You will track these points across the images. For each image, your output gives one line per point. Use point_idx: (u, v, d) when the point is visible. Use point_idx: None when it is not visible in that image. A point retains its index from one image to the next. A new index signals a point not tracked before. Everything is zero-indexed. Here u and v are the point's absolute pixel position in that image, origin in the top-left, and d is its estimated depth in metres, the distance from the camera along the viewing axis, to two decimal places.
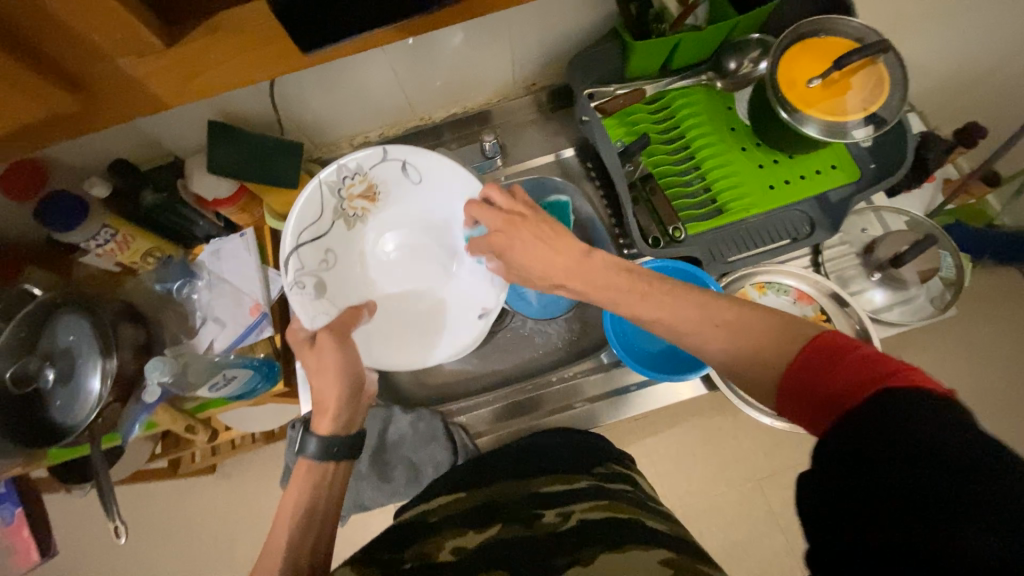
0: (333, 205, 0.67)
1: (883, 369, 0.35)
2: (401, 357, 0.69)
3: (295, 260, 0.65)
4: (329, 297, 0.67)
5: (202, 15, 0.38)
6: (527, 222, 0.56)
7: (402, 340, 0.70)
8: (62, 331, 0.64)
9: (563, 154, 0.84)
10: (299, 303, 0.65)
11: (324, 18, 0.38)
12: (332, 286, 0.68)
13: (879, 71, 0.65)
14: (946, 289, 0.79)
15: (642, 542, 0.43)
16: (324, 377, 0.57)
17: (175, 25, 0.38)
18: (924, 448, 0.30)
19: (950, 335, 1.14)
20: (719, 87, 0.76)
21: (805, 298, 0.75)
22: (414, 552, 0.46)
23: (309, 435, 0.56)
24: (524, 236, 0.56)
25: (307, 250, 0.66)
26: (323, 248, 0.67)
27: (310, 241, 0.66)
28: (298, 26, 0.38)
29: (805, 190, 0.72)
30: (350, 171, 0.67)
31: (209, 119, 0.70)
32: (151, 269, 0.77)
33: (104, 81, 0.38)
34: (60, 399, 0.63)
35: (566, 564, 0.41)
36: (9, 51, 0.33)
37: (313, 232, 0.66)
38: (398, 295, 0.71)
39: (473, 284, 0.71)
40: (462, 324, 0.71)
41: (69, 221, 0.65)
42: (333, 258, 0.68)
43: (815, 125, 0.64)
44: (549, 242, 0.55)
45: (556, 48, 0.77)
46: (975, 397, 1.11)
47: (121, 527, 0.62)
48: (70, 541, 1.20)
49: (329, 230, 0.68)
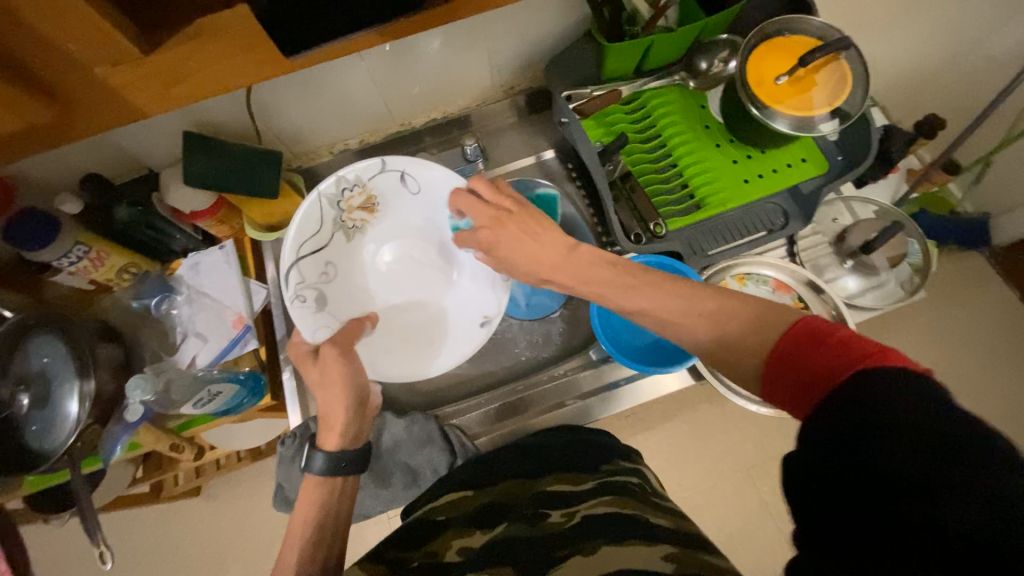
0: (333, 217, 0.68)
1: (863, 350, 0.36)
2: (404, 368, 0.67)
3: (295, 274, 0.65)
4: (330, 310, 0.67)
5: (178, 21, 0.38)
6: (514, 217, 0.57)
7: (404, 351, 0.68)
8: (36, 353, 0.62)
9: (544, 156, 0.86)
10: (300, 316, 0.64)
11: (305, 23, 0.38)
12: (333, 299, 0.68)
13: (842, 67, 0.68)
14: (914, 273, 0.83)
15: (644, 536, 0.44)
16: (330, 392, 0.56)
17: (152, 34, 0.37)
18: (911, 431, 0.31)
19: (922, 319, 1.18)
20: (691, 87, 0.79)
21: (784, 288, 0.78)
22: (423, 551, 0.48)
23: (315, 452, 0.56)
24: (512, 234, 0.57)
25: (307, 262, 0.66)
26: (323, 260, 0.67)
27: (310, 254, 0.66)
28: (279, 32, 0.38)
29: (777, 184, 0.75)
30: (350, 183, 0.67)
31: (184, 130, 0.69)
32: (128, 287, 0.75)
33: (80, 91, 0.38)
34: (35, 424, 0.60)
35: (568, 553, 0.42)
36: None
37: (313, 245, 0.66)
38: (400, 307, 0.70)
39: (474, 293, 0.71)
40: (464, 334, 0.69)
41: (40, 240, 0.63)
42: (334, 270, 0.68)
43: (785, 120, 0.67)
44: (534, 237, 0.57)
45: (533, 53, 0.78)
46: (950, 378, 1.15)
47: (108, 552, 0.59)
48: (48, 574, 1.15)
49: (329, 242, 0.68)
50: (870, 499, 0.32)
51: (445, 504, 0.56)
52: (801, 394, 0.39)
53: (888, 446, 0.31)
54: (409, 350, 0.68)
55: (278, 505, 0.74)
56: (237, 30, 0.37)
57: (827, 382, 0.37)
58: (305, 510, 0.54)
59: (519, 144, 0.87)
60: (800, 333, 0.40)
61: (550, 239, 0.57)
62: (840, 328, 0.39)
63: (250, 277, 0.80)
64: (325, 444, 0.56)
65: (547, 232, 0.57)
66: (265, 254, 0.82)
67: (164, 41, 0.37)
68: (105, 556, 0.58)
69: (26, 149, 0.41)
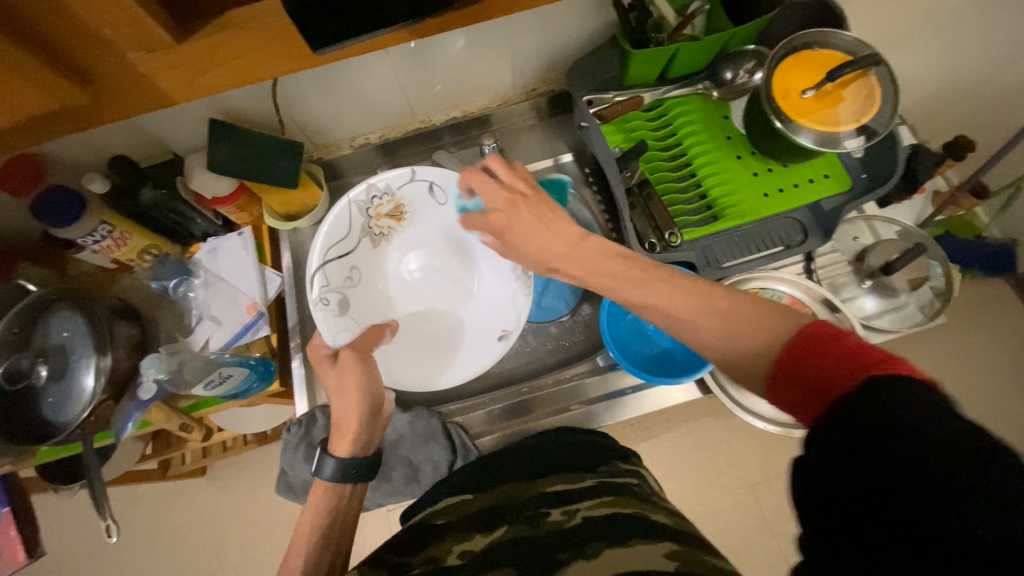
0: (361, 222, 0.69)
1: (870, 356, 0.36)
2: (421, 377, 0.67)
3: (321, 276, 0.66)
4: (351, 314, 0.67)
5: (213, 13, 0.39)
6: (529, 201, 0.57)
7: (422, 361, 0.68)
8: (56, 327, 0.64)
9: (562, 159, 0.86)
10: (323, 319, 0.64)
11: (332, 18, 0.39)
12: (355, 303, 0.68)
13: (870, 83, 0.67)
14: (935, 297, 0.81)
15: (648, 537, 0.44)
16: (344, 398, 0.57)
17: (187, 23, 0.38)
18: (922, 435, 0.31)
19: (940, 345, 1.16)
20: (714, 96, 0.78)
21: (798, 305, 0.76)
22: (423, 556, 0.47)
23: (326, 456, 0.57)
24: (524, 218, 0.57)
25: (333, 266, 0.67)
26: (348, 265, 0.68)
27: (337, 258, 0.67)
28: (309, 25, 0.39)
29: (797, 199, 0.74)
30: (379, 191, 0.69)
31: (210, 117, 0.70)
32: (148, 267, 0.77)
33: (114, 74, 0.39)
34: (52, 396, 0.62)
35: (571, 556, 0.42)
36: (24, 43, 0.34)
37: (340, 249, 0.67)
38: (419, 316, 0.71)
39: (495, 306, 0.71)
40: (483, 346, 0.69)
41: (66, 217, 0.64)
42: (357, 275, 0.69)
43: (808, 134, 0.66)
44: (547, 224, 0.57)
45: (557, 56, 0.78)
46: (966, 407, 1.12)
47: (113, 526, 0.61)
48: (57, 542, 1.18)
49: (355, 248, 0.69)
50: (872, 497, 0.31)
51: (446, 506, 0.56)
52: (807, 399, 0.38)
53: (897, 447, 0.31)
54: (426, 361, 0.69)
55: (281, 492, 0.74)
56: (269, 22, 0.39)
57: (834, 390, 0.36)
58: (312, 513, 0.55)
59: (537, 146, 0.87)
60: (805, 340, 0.40)
61: (567, 239, 0.56)
62: (848, 335, 0.38)
63: (266, 264, 0.81)
64: (336, 449, 0.58)
65: (564, 233, 0.56)
66: (281, 242, 0.83)
67: (198, 30, 0.38)
68: (111, 529, 0.59)
69: (59, 129, 0.42)
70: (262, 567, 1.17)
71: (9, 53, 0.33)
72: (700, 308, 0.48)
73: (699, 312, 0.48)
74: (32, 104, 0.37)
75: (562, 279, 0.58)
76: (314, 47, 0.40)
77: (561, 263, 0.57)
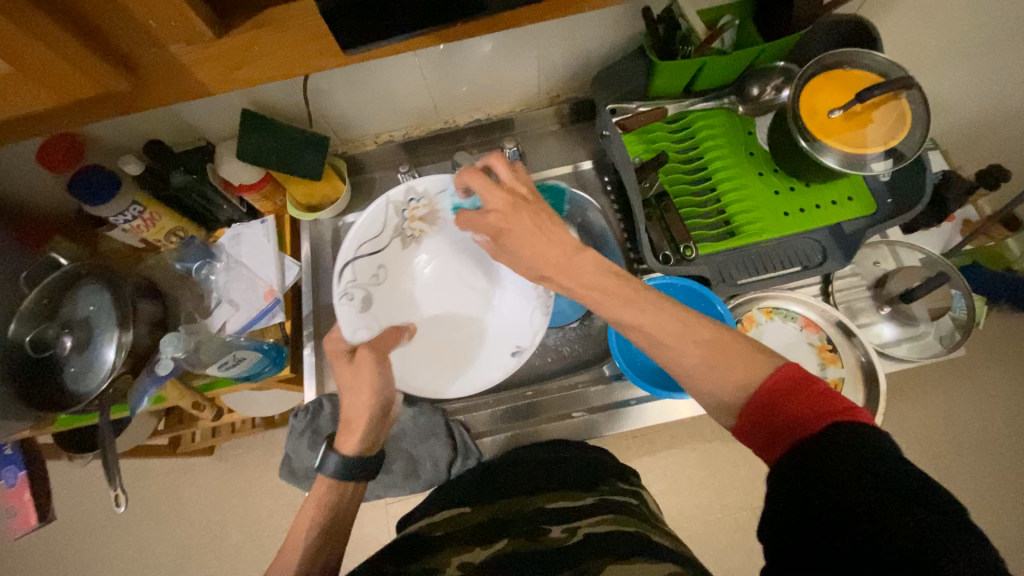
0: (395, 223, 0.69)
1: (837, 406, 0.38)
2: (432, 382, 0.67)
3: (349, 271, 0.65)
4: (373, 312, 0.67)
5: (251, 11, 0.41)
6: (530, 205, 0.54)
7: (435, 367, 0.68)
8: (83, 301, 0.68)
9: (582, 166, 0.86)
10: (344, 314, 0.64)
11: (365, 21, 0.40)
12: (376, 303, 0.68)
13: (902, 107, 0.66)
14: (955, 329, 0.78)
15: (651, 556, 0.43)
16: (357, 396, 0.59)
17: (225, 20, 0.40)
18: (883, 485, 0.33)
19: (961, 378, 1.12)
20: (740, 112, 0.78)
21: (812, 327, 0.75)
22: (422, 564, 0.47)
23: (330, 452, 0.57)
24: (524, 223, 0.53)
25: (362, 263, 0.66)
26: (376, 264, 0.68)
27: (367, 254, 0.66)
28: (342, 27, 0.40)
29: (819, 219, 0.73)
30: (417, 194, 0.68)
31: (241, 108, 0.72)
32: (174, 248, 0.79)
33: (155, 66, 0.40)
34: (74, 366, 0.65)
35: (574, 569, 0.42)
36: (72, 31, 0.35)
37: (372, 247, 0.67)
38: (438, 321, 0.72)
39: (513, 323, 0.70)
40: (496, 361, 0.69)
41: (100, 195, 0.67)
42: (383, 274, 0.69)
43: (834, 155, 0.65)
44: (544, 230, 0.53)
45: (583, 63, 0.78)
46: (983, 444, 1.09)
47: (123, 496, 0.63)
48: (68, 508, 1.22)
49: (386, 247, 0.69)
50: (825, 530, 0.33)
51: (443, 519, 0.56)
52: (773, 439, 0.39)
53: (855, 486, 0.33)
54: (438, 367, 0.69)
55: (285, 477, 0.76)
56: (302, 21, 0.40)
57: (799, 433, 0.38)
58: (312, 510, 0.56)
59: (557, 152, 0.87)
60: (778, 385, 0.40)
61: (556, 245, 0.53)
62: (817, 380, 0.39)
63: (286, 253, 0.83)
64: (342, 447, 0.58)
65: (569, 236, 0.53)
66: (301, 232, 0.85)
67: (237, 25, 0.40)
68: (120, 499, 0.61)
69: (100, 114, 0.44)
70: (261, 549, 1.19)
71: (60, 40, 0.35)
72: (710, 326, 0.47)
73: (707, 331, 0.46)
74: (77, 88, 0.39)
75: (552, 288, 0.55)
76: (345, 47, 0.42)
77: (549, 270, 0.53)
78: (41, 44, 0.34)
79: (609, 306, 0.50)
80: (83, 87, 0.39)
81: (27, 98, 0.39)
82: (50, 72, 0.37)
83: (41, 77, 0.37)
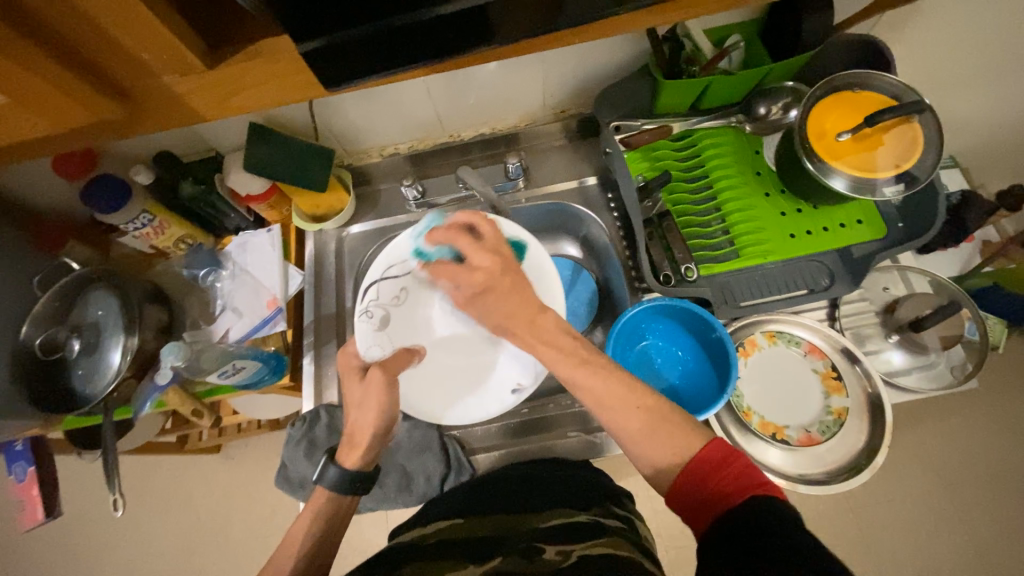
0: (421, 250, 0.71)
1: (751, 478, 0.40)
2: (435, 405, 0.68)
3: (373, 291, 0.70)
4: (388, 332, 0.68)
5: (243, 43, 0.43)
6: (514, 270, 0.52)
7: (441, 390, 0.69)
8: (93, 305, 0.70)
9: (587, 182, 0.85)
10: (362, 330, 0.66)
11: (349, 58, 0.42)
12: (394, 322, 0.69)
13: (914, 129, 0.64)
14: (968, 359, 0.76)
15: None
16: (365, 413, 0.58)
17: (217, 51, 0.43)
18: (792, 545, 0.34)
19: (978, 403, 1.09)
20: (747, 131, 0.76)
21: (817, 353, 0.74)
22: (414, 568, 0.48)
23: (330, 464, 0.57)
24: (507, 285, 0.51)
25: (387, 284, 0.70)
26: (399, 285, 0.71)
27: (393, 277, 0.71)
28: (328, 65, 0.43)
29: (826, 243, 0.71)
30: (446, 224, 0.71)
31: (250, 121, 0.73)
32: (182, 255, 0.81)
33: (150, 92, 0.43)
34: (82, 368, 0.67)
35: None
36: (72, 66, 0.38)
37: (397, 270, 0.71)
38: (451, 347, 0.71)
39: (521, 363, 0.69)
40: (494, 397, 0.69)
41: (111, 204, 0.69)
42: (405, 296, 0.71)
43: (842, 178, 0.64)
44: (525, 293, 0.51)
45: (587, 82, 0.79)
46: (1002, 472, 1.05)
47: (121, 500, 0.63)
48: (76, 502, 1.25)
49: (411, 271, 0.71)
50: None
51: (438, 528, 0.57)
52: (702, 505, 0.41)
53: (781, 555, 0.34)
54: (443, 390, 0.69)
55: (279, 485, 0.75)
56: (288, 56, 0.43)
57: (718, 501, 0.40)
58: (308, 519, 0.56)
59: (563, 168, 0.86)
60: (708, 458, 0.42)
61: (527, 305, 0.51)
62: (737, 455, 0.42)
63: (291, 262, 0.83)
64: (345, 462, 0.58)
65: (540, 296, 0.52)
66: (306, 240, 0.86)
67: (228, 57, 0.42)
68: (118, 503, 0.62)
69: (100, 137, 0.47)
70: (262, 548, 1.20)
71: (54, 73, 0.37)
72: (642, 393, 0.47)
73: (640, 398, 0.46)
74: (73, 117, 0.42)
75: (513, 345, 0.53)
76: (333, 81, 0.44)
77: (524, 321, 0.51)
78: (33, 75, 0.37)
79: (562, 365, 0.49)
80: (78, 114, 0.41)
81: (28, 126, 0.42)
82: (43, 100, 0.39)
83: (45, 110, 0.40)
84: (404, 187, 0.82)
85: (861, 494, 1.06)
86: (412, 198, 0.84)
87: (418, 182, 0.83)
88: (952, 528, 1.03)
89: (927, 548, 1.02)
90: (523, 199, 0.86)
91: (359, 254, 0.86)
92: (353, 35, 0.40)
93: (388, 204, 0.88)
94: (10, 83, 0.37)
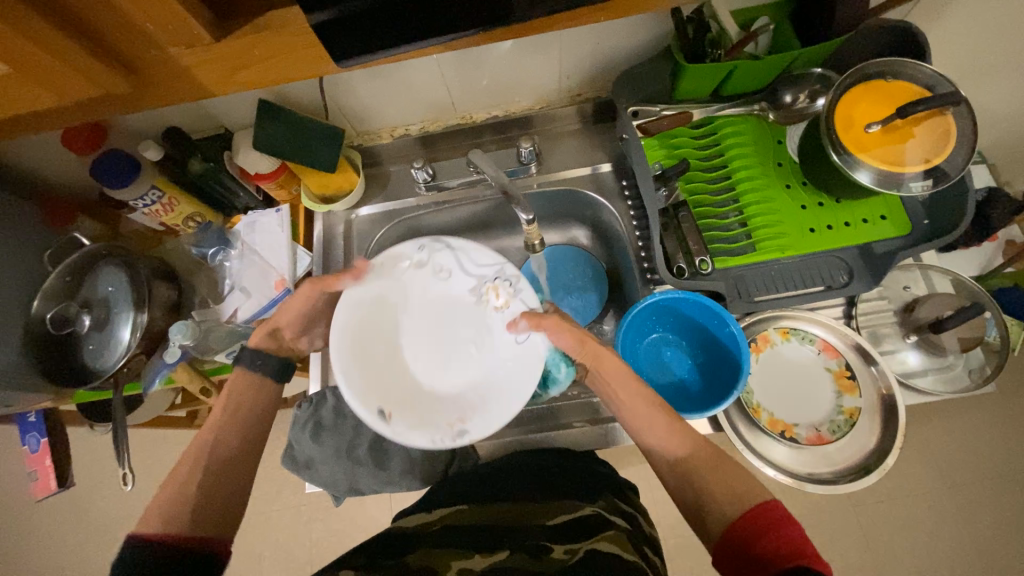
0: (488, 275, 0.63)
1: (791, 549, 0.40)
2: (347, 334, 0.59)
3: (438, 246, 0.64)
4: (403, 273, 0.64)
5: (250, 16, 0.42)
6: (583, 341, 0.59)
7: (365, 337, 0.60)
8: (103, 281, 0.70)
9: (600, 169, 0.83)
10: (405, 244, 0.64)
11: (358, 32, 0.41)
12: (416, 276, 0.64)
13: (947, 122, 0.61)
14: (987, 364, 0.74)
15: None
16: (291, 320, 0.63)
17: (222, 24, 0.41)
18: None
19: (990, 405, 1.07)
20: (770, 119, 0.73)
21: (831, 351, 0.73)
22: (418, 556, 0.48)
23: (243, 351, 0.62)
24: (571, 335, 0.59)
25: (445, 252, 0.64)
26: (449, 267, 0.64)
27: (455, 253, 0.64)
28: (335, 41, 0.41)
29: (847, 238, 0.69)
30: (516, 283, 0.62)
31: (260, 97, 0.72)
32: (192, 233, 0.81)
33: (155, 66, 0.42)
34: (93, 343, 0.68)
35: None
36: (78, 37, 0.38)
37: (461, 257, 0.64)
38: (417, 337, 0.64)
39: (422, 419, 0.58)
40: (366, 397, 0.57)
41: (120, 179, 0.68)
42: (439, 275, 0.65)
43: (867, 171, 0.61)
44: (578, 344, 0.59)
45: (604, 65, 0.76)
46: (1011, 475, 1.03)
47: (130, 475, 0.64)
48: (89, 472, 1.29)
49: (466, 274, 0.64)
50: None
51: (441, 515, 0.57)
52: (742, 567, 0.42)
53: None
54: (368, 344, 0.60)
55: (285, 464, 0.74)
56: (293, 31, 0.41)
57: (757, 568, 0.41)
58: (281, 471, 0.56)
59: (576, 153, 0.84)
60: (740, 533, 0.43)
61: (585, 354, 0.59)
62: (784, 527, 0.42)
63: (298, 242, 0.83)
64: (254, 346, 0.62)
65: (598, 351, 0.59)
66: (313, 220, 0.85)
67: (235, 29, 0.41)
68: (128, 478, 0.63)
69: (105, 111, 0.46)
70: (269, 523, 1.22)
71: (56, 41, 0.37)
72: None
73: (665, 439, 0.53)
74: (76, 89, 0.41)
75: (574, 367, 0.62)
76: (339, 57, 0.42)
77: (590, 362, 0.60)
78: (36, 46, 0.36)
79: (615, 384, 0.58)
80: (76, 86, 0.41)
81: (31, 97, 0.41)
82: (46, 70, 0.38)
83: (49, 81, 0.39)
84: (414, 169, 0.80)
85: (866, 493, 1.05)
86: (422, 181, 0.82)
87: (428, 165, 0.81)
88: (957, 528, 1.03)
89: (929, 548, 1.02)
90: (534, 185, 0.84)
91: (368, 237, 0.84)
92: (361, 9, 0.39)
93: (397, 187, 0.86)
94: (16, 54, 0.36)
